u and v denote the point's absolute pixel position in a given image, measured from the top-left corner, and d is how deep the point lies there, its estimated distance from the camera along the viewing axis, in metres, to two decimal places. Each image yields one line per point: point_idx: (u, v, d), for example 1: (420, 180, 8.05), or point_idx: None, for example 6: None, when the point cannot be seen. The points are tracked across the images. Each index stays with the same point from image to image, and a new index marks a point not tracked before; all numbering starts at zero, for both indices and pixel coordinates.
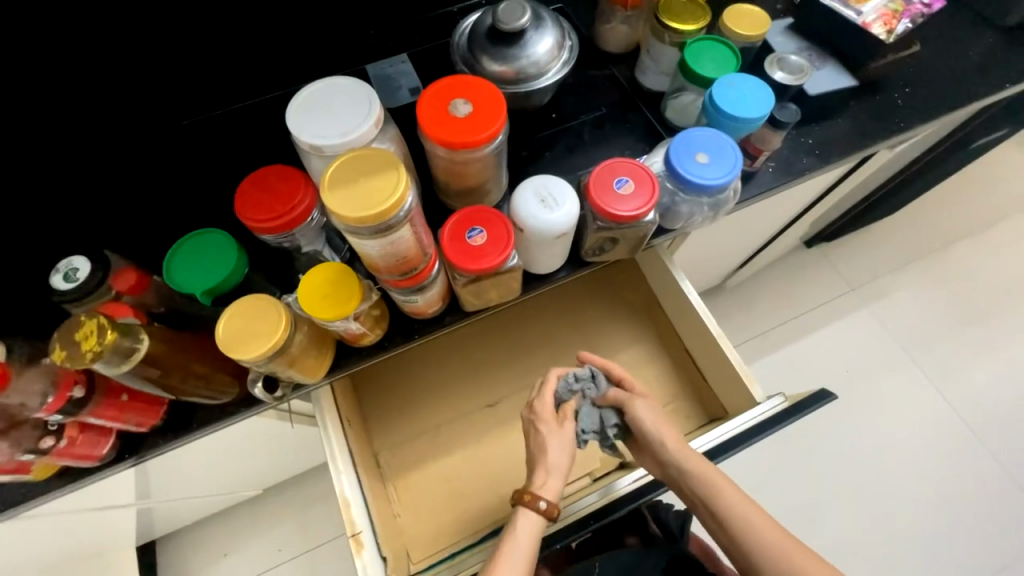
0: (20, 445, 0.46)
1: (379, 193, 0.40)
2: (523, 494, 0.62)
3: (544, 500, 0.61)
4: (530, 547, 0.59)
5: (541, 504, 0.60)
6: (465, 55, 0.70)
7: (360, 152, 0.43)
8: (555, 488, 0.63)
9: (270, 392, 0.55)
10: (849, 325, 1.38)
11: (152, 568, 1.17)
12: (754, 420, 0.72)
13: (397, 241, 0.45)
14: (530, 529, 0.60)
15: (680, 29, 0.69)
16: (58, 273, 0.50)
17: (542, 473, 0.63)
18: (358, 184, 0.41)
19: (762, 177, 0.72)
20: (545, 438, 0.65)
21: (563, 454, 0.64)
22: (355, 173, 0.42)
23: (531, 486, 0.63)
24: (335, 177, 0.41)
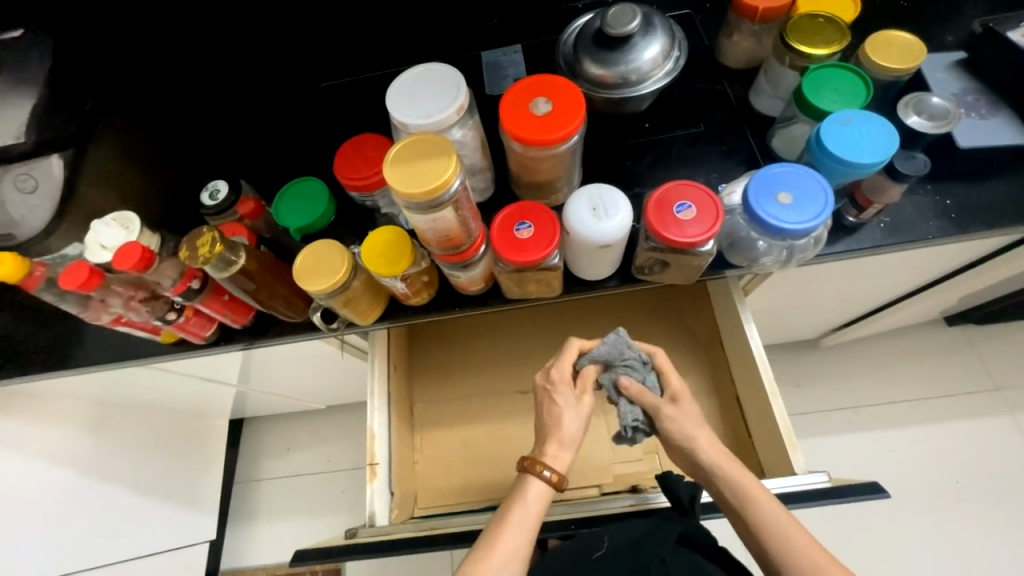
0: (154, 312, 0.61)
1: (432, 174, 0.46)
2: (528, 461, 0.59)
3: (550, 470, 0.58)
4: (535, 514, 0.56)
5: (546, 473, 0.58)
6: (569, 55, 0.71)
7: (421, 137, 0.49)
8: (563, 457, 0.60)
9: (327, 322, 0.65)
10: (974, 429, 1.14)
11: (235, 440, 1.44)
12: (790, 488, 0.65)
13: (440, 219, 0.51)
14: (540, 497, 0.58)
15: (807, 52, 0.62)
16: (206, 191, 0.65)
17: (553, 444, 0.60)
18: (415, 163, 0.48)
19: (869, 233, 0.63)
20: (562, 411, 0.61)
21: (577, 420, 0.61)
22: (415, 154, 0.48)
23: (537, 453, 0.60)
24: (398, 156, 0.48)
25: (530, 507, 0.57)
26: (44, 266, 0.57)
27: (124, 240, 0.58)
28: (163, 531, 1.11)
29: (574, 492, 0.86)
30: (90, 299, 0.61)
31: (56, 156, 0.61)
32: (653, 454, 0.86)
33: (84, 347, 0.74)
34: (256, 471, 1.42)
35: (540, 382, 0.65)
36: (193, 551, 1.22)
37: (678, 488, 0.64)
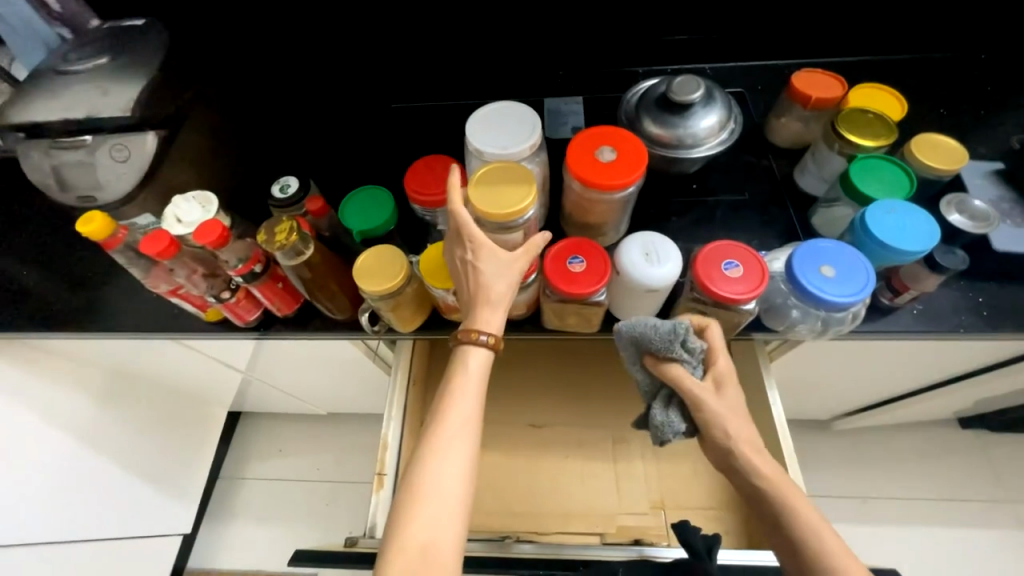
0: (211, 288, 0.64)
1: (510, 199, 0.53)
2: (464, 331, 0.53)
3: (488, 333, 0.52)
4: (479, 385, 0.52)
5: (485, 338, 0.52)
6: (630, 113, 0.77)
7: (507, 164, 0.56)
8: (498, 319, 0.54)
9: (371, 323, 0.68)
10: (984, 540, 1.11)
11: (229, 432, 1.42)
12: None
13: (507, 239, 0.57)
14: (481, 362, 0.53)
15: (856, 142, 0.67)
16: (277, 184, 0.68)
17: (485, 309, 0.53)
18: (497, 187, 0.55)
19: (902, 317, 0.65)
20: (492, 277, 0.53)
21: (509, 281, 0.54)
22: (498, 178, 0.55)
23: (470, 320, 0.53)
24: (483, 178, 0.55)
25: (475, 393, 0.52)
26: (127, 230, 0.61)
27: (201, 217, 0.61)
28: (144, 514, 1.09)
29: (574, 537, 0.84)
30: (155, 266, 0.63)
31: (153, 132, 0.67)
32: (659, 509, 0.84)
33: (125, 313, 0.77)
34: (243, 469, 1.39)
35: (464, 261, 0.53)
36: (166, 542, 1.18)
37: (696, 539, 0.65)
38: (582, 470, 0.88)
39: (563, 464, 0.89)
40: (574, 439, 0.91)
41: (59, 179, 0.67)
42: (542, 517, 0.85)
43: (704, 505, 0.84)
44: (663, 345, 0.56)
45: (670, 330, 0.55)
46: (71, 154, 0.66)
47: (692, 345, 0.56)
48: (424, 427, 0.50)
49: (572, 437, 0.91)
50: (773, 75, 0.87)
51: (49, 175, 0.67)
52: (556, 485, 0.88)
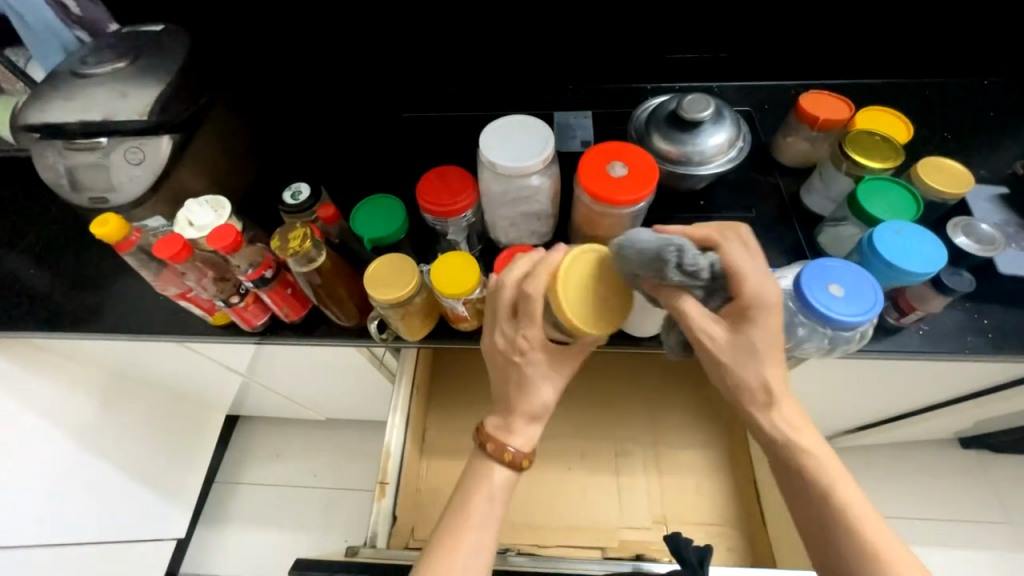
0: (221, 292, 0.63)
1: (615, 316, 0.53)
2: (487, 442, 0.54)
3: (513, 448, 0.53)
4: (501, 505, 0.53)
5: (511, 453, 0.53)
6: (640, 129, 0.78)
7: (586, 256, 0.53)
8: (531, 434, 0.54)
9: (379, 331, 0.68)
10: (984, 561, 1.10)
11: (226, 436, 1.41)
12: None
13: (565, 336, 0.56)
14: (505, 482, 0.54)
15: (863, 163, 0.68)
16: (288, 190, 0.69)
17: (516, 420, 0.54)
18: (594, 301, 0.52)
19: (909, 337, 0.65)
20: (536, 385, 0.53)
21: (551, 391, 0.54)
22: (588, 285, 0.52)
23: (498, 431, 0.54)
24: (574, 290, 0.51)
25: (496, 502, 0.53)
26: (140, 232, 0.61)
27: (213, 222, 0.62)
28: (139, 517, 1.08)
29: (576, 551, 0.83)
30: (165, 269, 0.63)
31: (167, 136, 0.67)
32: (661, 524, 0.84)
33: (131, 314, 0.77)
34: (239, 474, 1.38)
35: (512, 358, 0.53)
36: (161, 547, 1.16)
37: (688, 550, 0.65)
38: (584, 482, 0.88)
39: (565, 477, 0.88)
40: (577, 451, 0.90)
41: (71, 181, 0.68)
42: (544, 531, 0.84)
43: (707, 521, 0.83)
44: (650, 269, 0.47)
45: (658, 253, 0.46)
46: (86, 155, 0.67)
47: (690, 268, 0.46)
48: (441, 527, 0.52)
49: (575, 449, 0.91)
50: (779, 95, 0.89)
51: (63, 177, 0.68)
52: (557, 498, 0.87)
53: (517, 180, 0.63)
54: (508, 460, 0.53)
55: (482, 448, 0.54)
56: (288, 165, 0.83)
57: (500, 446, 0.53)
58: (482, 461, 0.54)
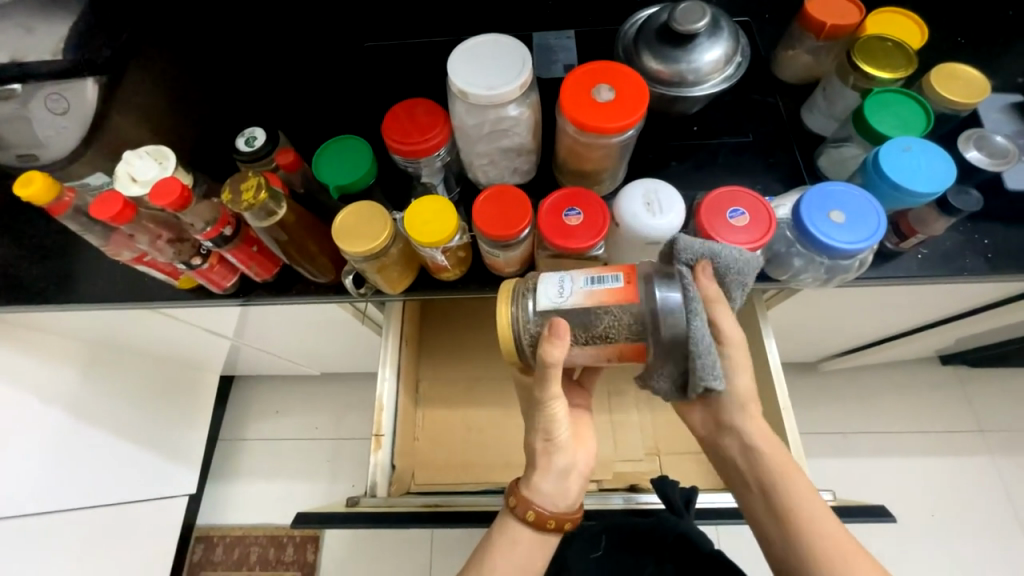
0: (179, 255, 0.58)
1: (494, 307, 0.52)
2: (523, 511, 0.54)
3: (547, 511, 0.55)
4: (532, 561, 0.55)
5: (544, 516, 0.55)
6: (629, 46, 0.70)
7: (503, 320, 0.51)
8: (551, 490, 0.55)
9: (356, 286, 0.64)
10: (954, 467, 1.18)
11: (223, 396, 1.41)
12: None
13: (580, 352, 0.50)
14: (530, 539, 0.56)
15: (873, 74, 0.62)
16: (242, 137, 0.63)
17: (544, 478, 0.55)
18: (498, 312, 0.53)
19: (907, 262, 0.63)
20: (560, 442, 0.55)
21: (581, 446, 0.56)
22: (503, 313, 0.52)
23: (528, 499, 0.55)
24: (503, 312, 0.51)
25: (521, 550, 0.55)
26: (74, 193, 0.55)
27: (157, 175, 0.56)
28: (143, 479, 1.09)
29: None
30: (113, 233, 0.58)
31: (92, 80, 0.60)
32: (654, 455, 0.87)
33: (92, 282, 0.72)
34: (241, 431, 1.40)
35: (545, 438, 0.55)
36: (172, 504, 1.20)
37: (676, 495, 0.67)
38: None
39: None
40: None
41: None
42: None
43: (699, 450, 0.86)
44: (747, 276, 0.50)
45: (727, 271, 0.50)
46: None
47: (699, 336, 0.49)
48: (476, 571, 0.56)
49: None
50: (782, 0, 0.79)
51: None
52: None
53: (492, 109, 0.56)
54: (518, 509, 0.55)
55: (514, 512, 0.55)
56: (240, 109, 0.74)
57: (522, 503, 0.54)
58: (504, 515, 0.56)
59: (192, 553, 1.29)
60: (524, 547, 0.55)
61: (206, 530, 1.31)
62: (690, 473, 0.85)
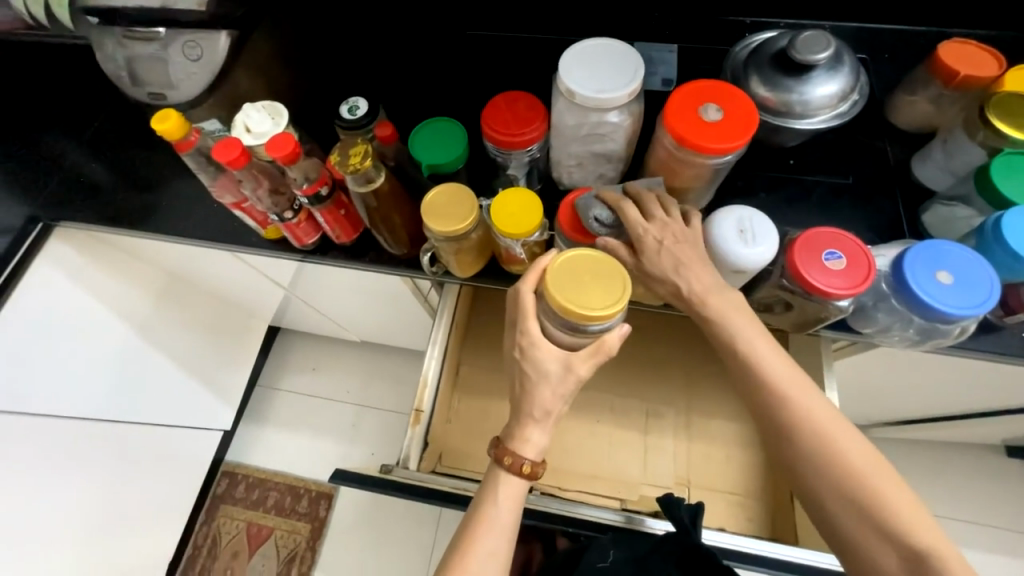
0: (275, 206, 0.62)
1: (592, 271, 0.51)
2: (504, 457, 0.55)
3: (525, 459, 0.55)
4: (515, 511, 0.55)
5: (521, 463, 0.54)
6: (737, 69, 0.68)
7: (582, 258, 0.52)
8: (541, 442, 0.56)
9: (429, 264, 0.66)
10: (1005, 569, 1.08)
11: (268, 345, 1.49)
12: (812, 563, 0.65)
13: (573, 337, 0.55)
14: (512, 493, 0.55)
15: (1006, 133, 0.56)
16: (346, 105, 0.67)
17: (528, 429, 0.55)
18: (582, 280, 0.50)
19: (1009, 338, 0.58)
20: (541, 390, 0.54)
21: (554, 391, 0.54)
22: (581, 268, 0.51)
23: (512, 445, 0.55)
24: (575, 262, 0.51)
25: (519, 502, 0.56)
26: (199, 134, 0.59)
27: (270, 129, 0.60)
28: (187, 408, 1.17)
29: (594, 498, 0.85)
30: (221, 176, 0.62)
31: (225, 33, 0.64)
32: (683, 486, 0.84)
33: (188, 219, 0.78)
34: (278, 381, 1.47)
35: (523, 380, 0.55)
36: (208, 436, 1.28)
37: (681, 513, 0.68)
38: (610, 438, 0.88)
39: (593, 428, 0.89)
40: (609, 405, 0.90)
41: (130, 75, 0.66)
42: (566, 475, 0.86)
43: (732, 491, 0.83)
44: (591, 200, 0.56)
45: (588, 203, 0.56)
46: (142, 45, 0.64)
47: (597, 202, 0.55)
48: (464, 526, 0.55)
49: (607, 402, 0.90)
50: (907, 43, 0.75)
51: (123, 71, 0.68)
52: (582, 448, 0.88)
53: (594, 113, 0.57)
54: (512, 465, 0.55)
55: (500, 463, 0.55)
56: (344, 78, 0.78)
57: (517, 460, 0.54)
58: (500, 475, 0.55)
59: (216, 485, 1.37)
60: (508, 494, 0.55)
61: (233, 466, 1.39)
62: (718, 512, 0.82)
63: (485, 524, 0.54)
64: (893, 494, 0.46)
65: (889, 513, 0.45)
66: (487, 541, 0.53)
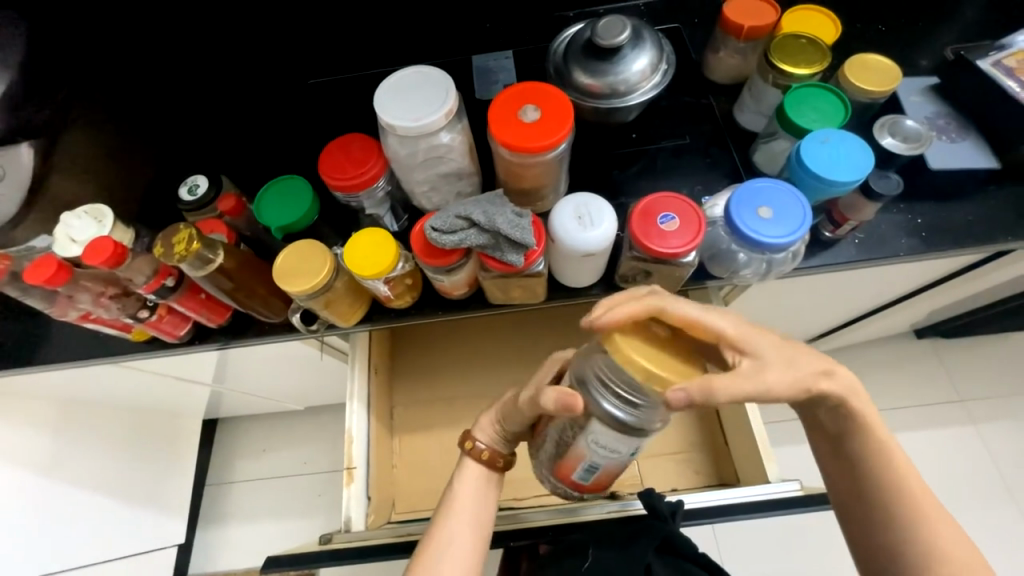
0: (125, 309, 0.58)
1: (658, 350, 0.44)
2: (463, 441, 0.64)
3: (477, 441, 0.62)
4: (466, 496, 0.60)
5: (474, 446, 0.62)
6: (559, 64, 0.72)
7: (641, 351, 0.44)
8: (491, 427, 0.64)
9: (306, 323, 0.64)
10: (938, 439, 1.19)
11: (209, 439, 1.39)
12: (761, 498, 0.64)
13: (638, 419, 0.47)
14: (472, 479, 0.61)
15: (791, 72, 0.64)
16: (185, 186, 0.65)
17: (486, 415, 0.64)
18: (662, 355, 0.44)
19: (845, 248, 0.65)
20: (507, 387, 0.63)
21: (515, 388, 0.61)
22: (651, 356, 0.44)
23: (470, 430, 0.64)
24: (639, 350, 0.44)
25: (485, 494, 0.61)
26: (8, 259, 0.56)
27: (95, 233, 0.56)
28: (129, 534, 1.07)
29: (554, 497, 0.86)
30: (56, 294, 0.58)
31: (26, 144, 0.59)
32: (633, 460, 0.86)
33: (50, 342, 0.72)
34: (229, 474, 1.38)
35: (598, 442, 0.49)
36: (160, 557, 1.17)
37: (659, 502, 0.65)
38: None
39: None
40: None
41: None
42: (522, 483, 0.86)
43: (677, 450, 0.86)
44: (444, 220, 0.52)
45: (445, 228, 0.52)
46: None
47: (445, 226, 0.52)
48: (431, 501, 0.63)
49: None
50: (709, 6, 0.83)
51: None
52: (532, 452, 0.88)
53: (423, 138, 0.58)
54: (473, 451, 0.62)
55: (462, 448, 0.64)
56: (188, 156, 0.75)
57: (468, 441, 0.63)
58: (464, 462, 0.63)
59: None
60: (468, 484, 0.61)
61: None
62: (670, 473, 0.85)
63: (446, 512, 0.59)
64: (919, 499, 0.48)
65: (909, 515, 0.48)
66: (440, 526, 0.57)
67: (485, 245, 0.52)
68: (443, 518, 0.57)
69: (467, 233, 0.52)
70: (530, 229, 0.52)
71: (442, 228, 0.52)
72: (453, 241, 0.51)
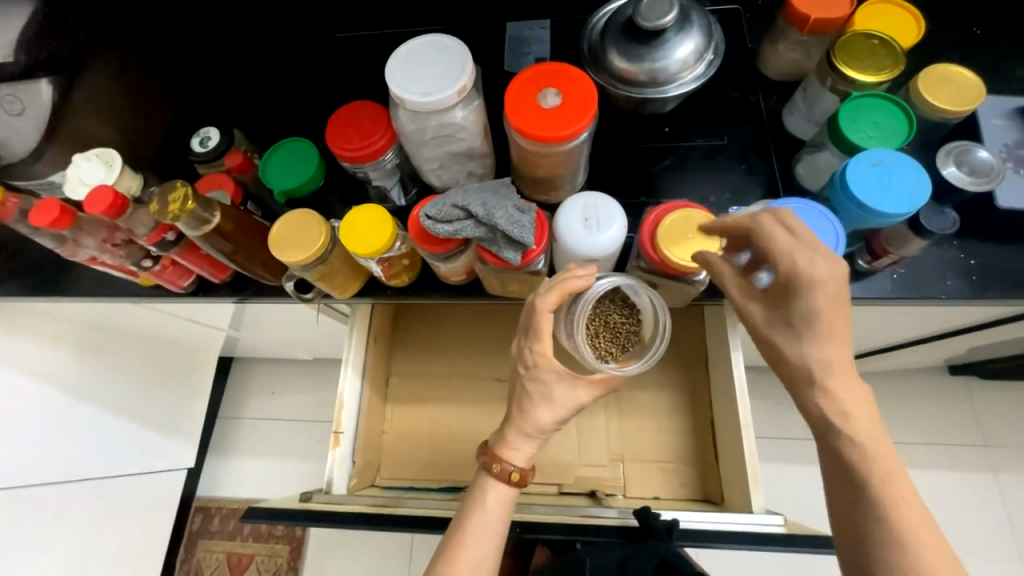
0: (130, 256, 0.60)
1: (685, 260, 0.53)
2: (490, 462, 0.55)
3: (512, 465, 0.54)
4: (497, 518, 0.53)
5: (506, 470, 0.54)
6: (594, 42, 0.66)
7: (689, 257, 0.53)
8: (527, 451, 0.56)
9: (300, 292, 0.63)
10: (951, 482, 1.13)
11: (223, 376, 1.46)
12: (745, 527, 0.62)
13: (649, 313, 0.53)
14: (500, 500, 0.54)
15: (853, 77, 0.56)
16: (198, 137, 0.64)
17: (510, 436, 0.55)
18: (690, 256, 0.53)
19: (879, 282, 0.59)
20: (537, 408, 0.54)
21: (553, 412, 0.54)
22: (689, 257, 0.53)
23: (498, 451, 0.56)
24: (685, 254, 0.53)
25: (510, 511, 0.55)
26: (16, 198, 0.59)
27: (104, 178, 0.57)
28: (144, 454, 1.15)
29: (534, 485, 0.86)
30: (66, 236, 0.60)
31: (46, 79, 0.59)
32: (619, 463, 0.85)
33: (67, 274, 0.74)
34: (240, 410, 1.46)
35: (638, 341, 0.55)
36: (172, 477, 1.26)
37: (655, 518, 0.61)
38: None
39: None
40: None
41: None
42: None
43: (666, 459, 0.84)
44: (440, 208, 0.49)
45: (441, 217, 0.49)
46: None
47: (442, 214, 0.49)
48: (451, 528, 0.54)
49: None
50: None
51: None
52: None
53: (434, 115, 0.54)
54: (516, 478, 0.54)
55: (488, 468, 0.55)
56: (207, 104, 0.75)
57: (504, 466, 0.54)
58: (487, 481, 0.55)
59: (192, 521, 1.37)
60: (493, 503, 0.54)
61: (205, 501, 1.38)
62: (654, 480, 0.84)
63: (469, 537, 0.52)
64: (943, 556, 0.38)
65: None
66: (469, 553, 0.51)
67: (482, 238, 0.50)
68: (462, 542, 0.52)
69: (463, 224, 0.49)
70: (532, 226, 0.49)
71: (438, 216, 0.50)
72: (449, 231, 0.49)
